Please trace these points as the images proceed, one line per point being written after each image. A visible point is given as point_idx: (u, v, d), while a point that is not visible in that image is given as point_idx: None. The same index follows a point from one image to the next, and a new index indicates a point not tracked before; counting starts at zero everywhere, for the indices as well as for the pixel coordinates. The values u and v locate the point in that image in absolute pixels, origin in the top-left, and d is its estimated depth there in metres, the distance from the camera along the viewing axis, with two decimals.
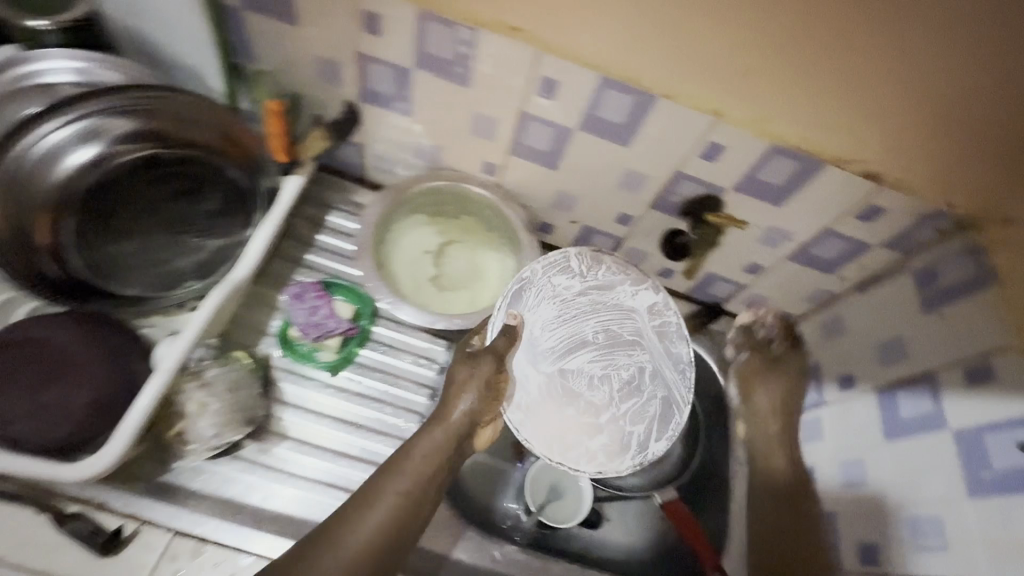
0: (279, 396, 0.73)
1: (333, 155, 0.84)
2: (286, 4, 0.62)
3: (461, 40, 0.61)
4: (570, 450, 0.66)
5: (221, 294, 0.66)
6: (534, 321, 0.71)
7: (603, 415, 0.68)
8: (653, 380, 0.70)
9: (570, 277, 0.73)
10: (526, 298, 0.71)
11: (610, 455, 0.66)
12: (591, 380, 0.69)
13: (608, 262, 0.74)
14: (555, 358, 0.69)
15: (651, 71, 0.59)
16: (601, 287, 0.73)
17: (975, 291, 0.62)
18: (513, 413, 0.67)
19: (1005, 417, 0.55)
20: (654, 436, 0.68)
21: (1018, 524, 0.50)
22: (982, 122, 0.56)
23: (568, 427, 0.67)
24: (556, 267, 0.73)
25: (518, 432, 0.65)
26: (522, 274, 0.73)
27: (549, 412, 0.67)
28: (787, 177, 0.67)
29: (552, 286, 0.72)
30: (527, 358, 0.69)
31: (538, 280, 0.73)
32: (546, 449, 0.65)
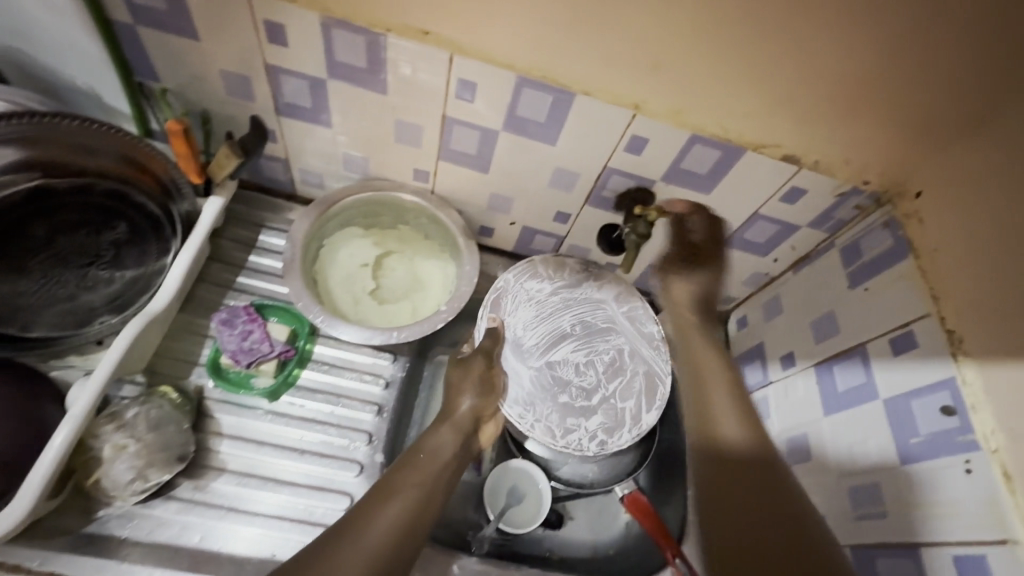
0: (214, 429, 0.69)
1: (258, 173, 0.81)
2: (185, 19, 0.60)
3: (370, 45, 0.60)
4: (571, 430, 0.77)
5: (139, 324, 0.64)
6: (516, 324, 0.82)
7: (594, 396, 0.78)
8: (633, 357, 0.80)
9: (541, 281, 0.84)
10: (505, 305, 0.82)
11: (609, 430, 0.76)
12: (577, 366, 0.80)
13: (570, 262, 0.85)
14: (541, 354, 0.80)
15: (564, 67, 0.59)
16: (569, 285, 0.84)
17: (894, 263, 0.64)
18: (511, 408, 0.77)
19: (927, 382, 0.56)
20: (644, 407, 0.77)
21: (947, 485, 0.52)
22: (882, 100, 0.58)
23: (564, 411, 0.77)
24: (527, 275, 0.84)
25: (520, 424, 0.75)
26: (497, 285, 0.84)
27: (544, 401, 0.78)
28: (711, 165, 0.68)
29: (527, 291, 0.83)
30: (516, 358, 0.80)
31: (514, 288, 0.83)
32: (547, 434, 0.76)
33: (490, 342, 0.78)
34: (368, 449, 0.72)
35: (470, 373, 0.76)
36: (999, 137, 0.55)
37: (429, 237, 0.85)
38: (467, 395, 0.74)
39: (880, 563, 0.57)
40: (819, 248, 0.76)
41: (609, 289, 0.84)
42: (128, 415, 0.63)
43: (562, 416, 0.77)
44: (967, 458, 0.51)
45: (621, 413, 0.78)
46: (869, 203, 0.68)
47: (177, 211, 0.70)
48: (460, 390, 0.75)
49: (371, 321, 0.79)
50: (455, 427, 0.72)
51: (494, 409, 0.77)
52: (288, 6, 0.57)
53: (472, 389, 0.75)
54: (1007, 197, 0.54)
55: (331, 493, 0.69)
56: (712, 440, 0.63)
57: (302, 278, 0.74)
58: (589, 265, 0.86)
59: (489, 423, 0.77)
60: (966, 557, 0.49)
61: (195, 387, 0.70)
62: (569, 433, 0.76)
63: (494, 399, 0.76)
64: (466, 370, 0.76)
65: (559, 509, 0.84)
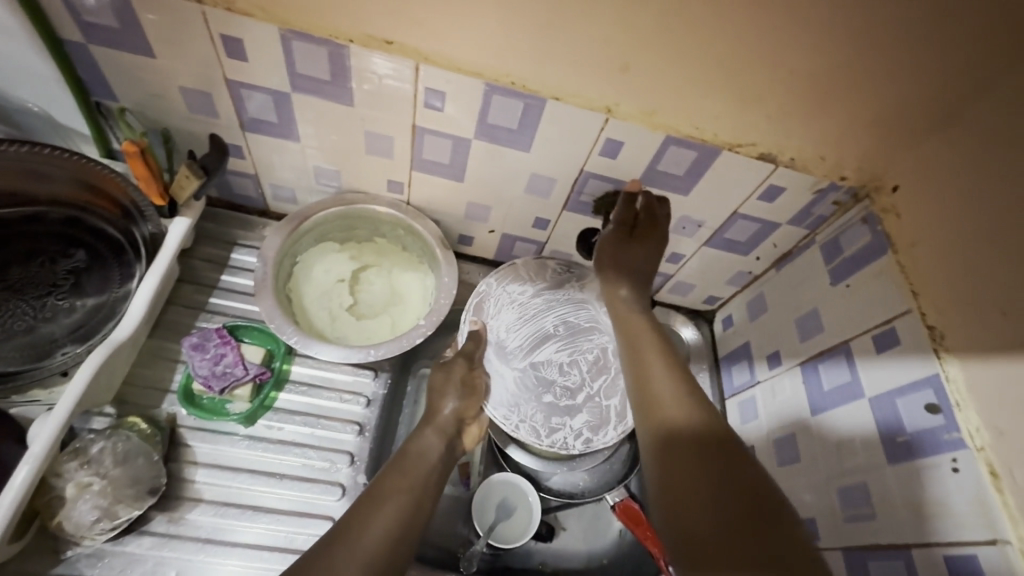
0: (189, 458, 0.67)
1: (227, 190, 0.79)
2: (139, 36, 0.58)
3: (333, 57, 0.58)
4: (556, 429, 0.76)
5: (100, 355, 0.62)
6: (500, 326, 0.80)
7: (579, 395, 0.77)
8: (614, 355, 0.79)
9: (523, 283, 0.83)
10: (488, 308, 0.81)
11: (594, 428, 0.76)
12: (563, 367, 0.79)
13: (549, 264, 0.84)
14: (525, 355, 0.79)
15: (532, 73, 0.58)
16: (551, 287, 0.83)
17: (875, 258, 0.63)
18: (496, 409, 0.76)
19: (912, 379, 0.55)
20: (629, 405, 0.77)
21: (934, 484, 0.51)
22: (854, 96, 0.57)
23: (549, 410, 0.76)
24: (509, 278, 0.83)
25: (505, 424, 0.74)
26: (479, 289, 0.82)
27: (529, 401, 0.77)
28: (687, 166, 0.67)
29: (509, 294, 0.82)
30: (499, 359, 0.79)
31: (496, 291, 0.82)
32: (533, 434, 0.75)
33: (472, 344, 0.77)
34: (350, 471, 0.70)
35: (451, 376, 0.74)
36: (973, 130, 0.55)
37: (407, 249, 0.83)
38: (449, 399, 0.73)
39: (872, 566, 0.56)
40: (801, 245, 0.75)
41: (592, 288, 0.82)
42: (94, 450, 0.61)
43: (547, 415, 0.76)
44: (953, 456, 0.50)
45: (605, 410, 0.77)
46: (847, 199, 0.68)
47: (138, 234, 0.67)
48: (443, 392, 0.73)
49: (349, 338, 0.77)
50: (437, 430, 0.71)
51: (477, 412, 0.75)
52: (244, 19, 0.55)
53: (454, 391, 0.74)
54: (983, 189, 0.53)
55: (312, 518, 0.67)
56: (659, 422, 0.58)
57: (274, 297, 0.72)
58: (568, 266, 0.84)
59: (474, 426, 0.75)
60: (956, 557, 0.49)
61: (167, 416, 0.68)
62: (554, 432, 0.75)
63: (476, 400, 0.75)
64: (447, 374, 0.75)
65: (550, 520, 0.83)
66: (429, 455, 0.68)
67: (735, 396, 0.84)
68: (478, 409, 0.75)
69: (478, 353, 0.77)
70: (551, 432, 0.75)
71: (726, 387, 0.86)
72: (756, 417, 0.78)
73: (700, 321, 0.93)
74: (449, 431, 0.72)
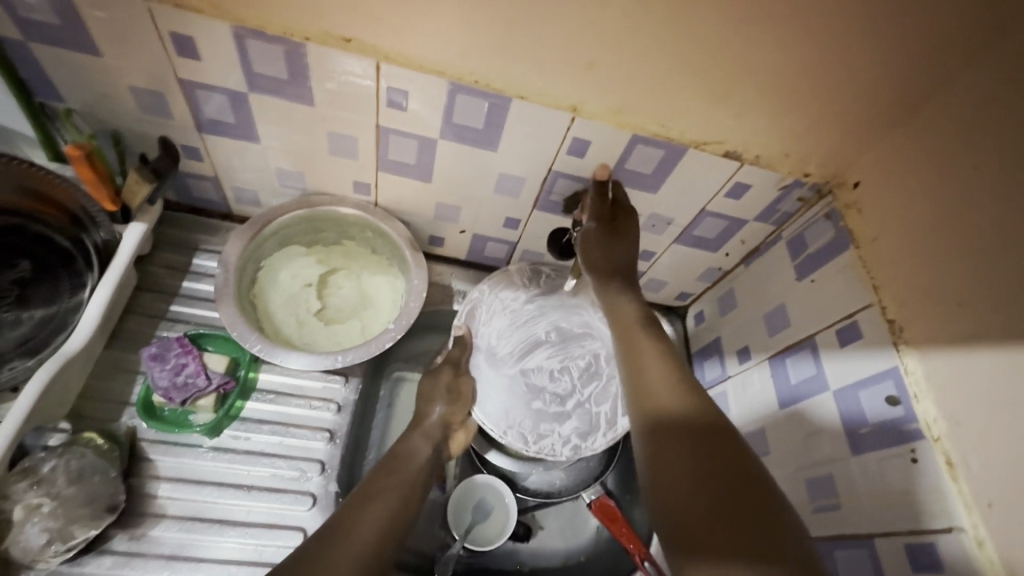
0: (152, 471, 0.65)
1: (187, 193, 0.76)
2: (83, 34, 0.55)
3: (290, 55, 0.57)
4: (545, 436, 0.75)
5: (49, 371, 0.59)
6: (491, 333, 0.79)
7: (570, 403, 0.77)
8: (605, 362, 0.78)
9: (516, 289, 0.81)
10: (479, 315, 0.79)
11: (583, 435, 0.75)
12: (553, 373, 0.78)
13: (543, 273, 0.83)
14: (516, 361, 0.78)
15: (496, 71, 0.57)
16: (545, 293, 0.81)
17: (837, 254, 0.65)
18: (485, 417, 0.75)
19: (873, 371, 0.57)
20: (618, 411, 0.76)
21: (894, 473, 0.53)
22: (816, 94, 0.58)
23: (539, 417, 0.76)
24: (501, 284, 0.81)
25: (494, 431, 0.74)
26: (471, 296, 0.81)
27: (519, 408, 0.76)
28: (655, 164, 0.67)
29: (502, 300, 0.80)
30: (489, 366, 0.78)
31: (488, 298, 0.80)
32: (522, 441, 0.74)
33: (459, 351, 0.78)
34: (321, 479, 0.69)
35: (437, 383, 0.76)
36: (929, 128, 0.56)
37: (377, 251, 0.81)
38: (436, 404, 0.74)
39: (838, 556, 0.57)
40: (768, 241, 0.76)
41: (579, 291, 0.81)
42: (45, 470, 0.58)
43: (538, 422, 0.75)
44: (913, 447, 0.51)
45: (595, 417, 0.76)
46: (811, 195, 0.69)
47: (90, 241, 0.65)
48: (431, 398, 0.75)
49: (318, 344, 0.75)
50: (425, 434, 0.73)
51: (464, 417, 0.76)
52: (194, 16, 0.53)
53: (442, 398, 0.75)
54: (939, 186, 0.55)
55: (282, 529, 0.65)
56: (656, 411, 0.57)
57: (237, 304, 0.70)
58: (559, 274, 0.83)
59: (460, 431, 0.76)
60: (916, 545, 0.50)
61: (126, 429, 0.66)
62: (543, 439, 0.75)
63: (463, 406, 0.76)
64: (433, 379, 0.76)
65: (528, 520, 0.82)
66: (417, 459, 0.69)
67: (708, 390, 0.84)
68: (465, 413, 0.76)
69: (464, 359, 0.78)
70: (539, 438, 0.74)
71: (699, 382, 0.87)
72: (727, 411, 0.79)
73: (673, 317, 0.94)
74: (437, 436, 0.73)
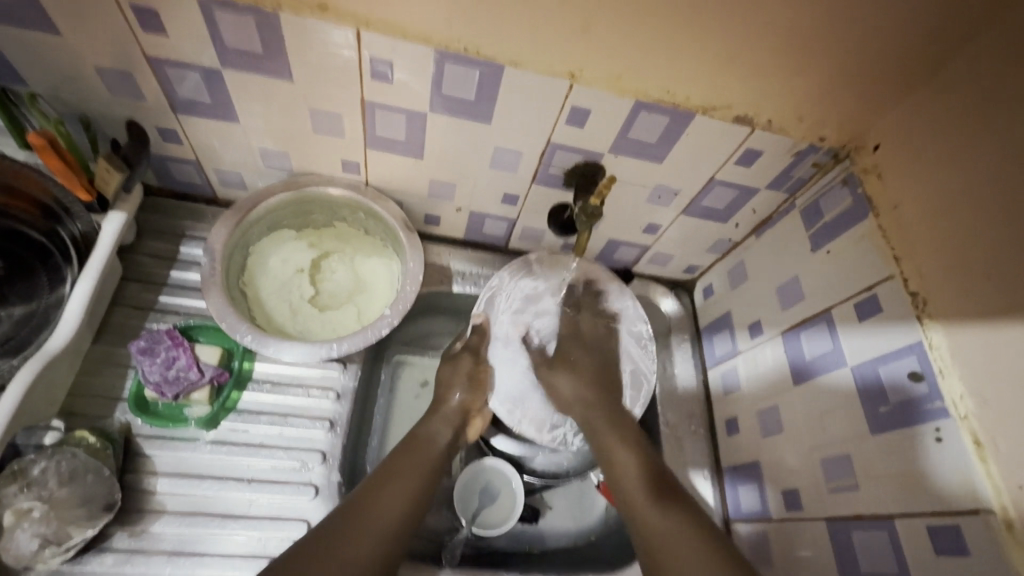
0: (149, 468, 0.64)
1: (168, 178, 0.73)
2: (35, 9, 0.51)
3: (261, 27, 0.52)
4: (556, 426, 0.74)
5: (33, 370, 0.57)
6: (510, 321, 0.76)
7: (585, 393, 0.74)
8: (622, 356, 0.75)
9: (536, 279, 0.77)
10: (498, 303, 0.76)
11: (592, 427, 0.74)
12: (570, 361, 0.73)
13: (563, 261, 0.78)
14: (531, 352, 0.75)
15: (486, 36, 0.52)
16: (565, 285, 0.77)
17: (856, 222, 0.61)
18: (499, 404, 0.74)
19: (893, 347, 0.54)
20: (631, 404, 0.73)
21: (916, 453, 0.50)
22: (835, 49, 0.53)
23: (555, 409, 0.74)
24: (521, 272, 0.77)
25: (507, 420, 0.73)
26: (490, 283, 0.77)
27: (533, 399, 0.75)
28: (660, 133, 0.62)
29: (522, 290, 0.76)
30: (506, 354, 0.75)
31: (508, 287, 0.76)
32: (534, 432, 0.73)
33: (478, 338, 0.75)
34: (323, 469, 0.67)
35: (459, 369, 0.74)
36: (961, 80, 0.52)
37: (370, 233, 0.78)
38: (456, 390, 0.72)
39: (855, 536, 0.55)
40: (780, 210, 0.72)
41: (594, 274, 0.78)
42: (35, 472, 0.57)
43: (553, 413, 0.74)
44: (937, 426, 0.49)
45: None
46: (827, 160, 0.64)
47: (66, 233, 0.62)
48: (450, 384, 0.73)
49: (312, 332, 0.73)
50: (446, 419, 0.71)
51: (482, 404, 0.74)
52: None
53: (462, 382, 0.73)
54: (970, 144, 0.50)
55: (286, 520, 0.64)
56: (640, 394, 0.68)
57: (225, 293, 0.67)
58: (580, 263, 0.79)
59: (478, 417, 0.74)
60: (939, 527, 0.48)
61: (120, 426, 0.64)
62: (555, 429, 0.74)
63: (483, 394, 0.74)
64: (455, 367, 0.74)
65: (536, 501, 0.82)
66: (437, 444, 0.68)
67: (717, 366, 0.82)
68: (483, 402, 0.74)
69: (485, 347, 0.75)
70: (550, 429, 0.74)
71: (708, 358, 0.85)
72: (737, 387, 0.77)
73: (681, 291, 0.91)
74: (457, 421, 0.71)
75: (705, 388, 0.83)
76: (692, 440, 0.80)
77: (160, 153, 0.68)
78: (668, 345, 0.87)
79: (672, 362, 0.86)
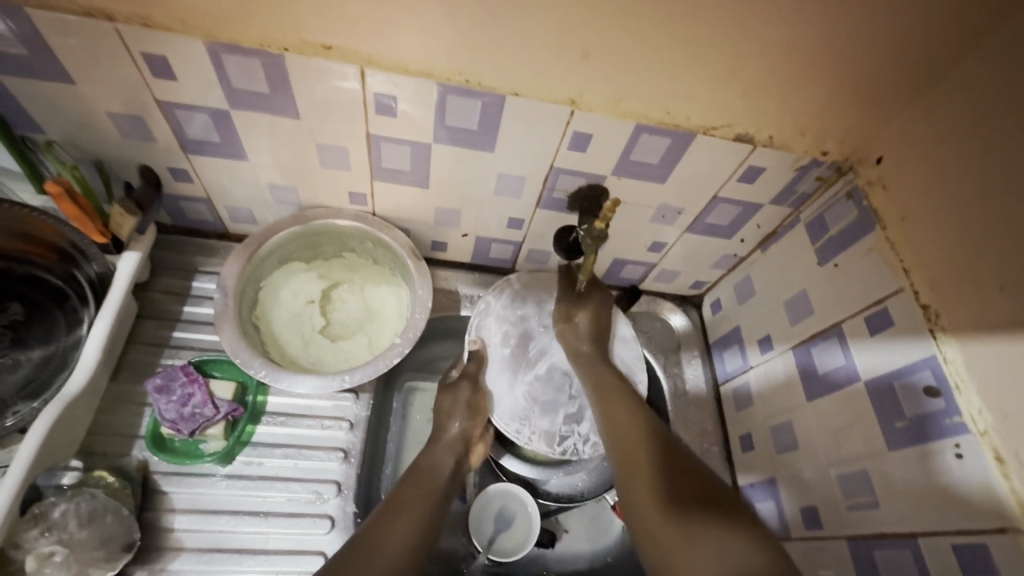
0: (167, 505, 0.64)
1: (180, 216, 0.74)
2: (52, 61, 0.53)
3: (268, 68, 0.54)
4: (566, 437, 0.73)
5: (53, 412, 0.58)
6: (503, 342, 0.76)
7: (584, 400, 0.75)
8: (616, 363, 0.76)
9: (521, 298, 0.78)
10: (488, 325, 0.77)
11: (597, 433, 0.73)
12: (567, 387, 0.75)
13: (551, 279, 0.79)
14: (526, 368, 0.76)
15: (488, 69, 0.54)
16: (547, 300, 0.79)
17: (862, 236, 0.61)
18: (503, 423, 0.73)
19: (907, 361, 0.53)
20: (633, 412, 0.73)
21: (936, 469, 0.50)
22: (828, 67, 0.54)
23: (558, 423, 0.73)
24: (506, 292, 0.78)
25: (518, 439, 0.72)
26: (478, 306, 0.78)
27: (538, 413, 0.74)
28: (661, 154, 0.63)
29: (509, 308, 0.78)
30: (502, 376, 0.75)
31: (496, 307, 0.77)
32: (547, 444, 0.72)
33: (476, 366, 0.75)
34: (339, 500, 0.67)
35: (458, 398, 0.74)
36: (960, 93, 0.52)
37: (378, 261, 0.79)
38: (456, 419, 0.73)
39: (878, 555, 0.54)
40: (785, 224, 0.72)
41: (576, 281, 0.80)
42: (55, 516, 0.57)
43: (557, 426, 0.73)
44: (957, 442, 0.48)
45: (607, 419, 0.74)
46: (830, 173, 0.65)
47: (83, 275, 0.64)
48: (450, 414, 0.74)
49: (324, 362, 0.73)
50: (447, 448, 0.72)
51: (483, 429, 0.75)
52: (165, 35, 0.51)
53: (462, 412, 0.74)
54: (974, 155, 0.51)
55: (302, 554, 0.64)
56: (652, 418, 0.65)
57: (238, 328, 0.67)
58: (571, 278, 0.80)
59: (480, 445, 0.75)
60: (965, 544, 0.47)
61: (137, 464, 0.64)
62: (565, 440, 0.73)
63: (483, 419, 0.74)
64: (455, 395, 0.74)
65: (552, 524, 0.81)
66: (440, 473, 0.68)
67: (729, 381, 0.82)
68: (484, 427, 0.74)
69: (482, 374, 0.75)
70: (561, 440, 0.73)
71: (719, 373, 0.84)
72: (750, 403, 0.76)
73: (689, 307, 0.91)
74: (460, 449, 0.72)
75: (717, 404, 0.83)
76: (707, 457, 0.79)
77: (172, 192, 0.70)
78: (678, 361, 0.87)
79: (684, 379, 0.85)
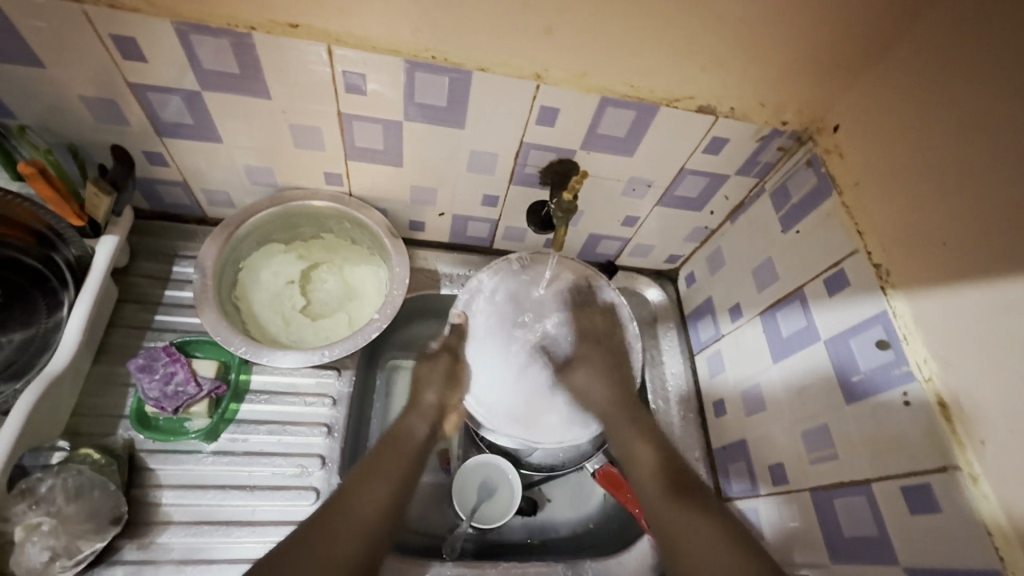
0: (155, 481, 0.65)
1: (158, 200, 0.75)
2: (21, 44, 0.54)
3: (237, 48, 0.55)
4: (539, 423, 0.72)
5: (35, 391, 0.59)
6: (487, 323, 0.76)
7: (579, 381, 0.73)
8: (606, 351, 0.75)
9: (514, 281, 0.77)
10: (476, 302, 0.76)
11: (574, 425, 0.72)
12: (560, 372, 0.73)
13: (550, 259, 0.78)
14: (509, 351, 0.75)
15: (454, 45, 0.55)
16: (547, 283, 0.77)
17: (821, 201, 0.63)
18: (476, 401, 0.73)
19: (859, 320, 0.56)
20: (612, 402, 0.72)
21: (887, 420, 0.52)
22: (782, 37, 0.55)
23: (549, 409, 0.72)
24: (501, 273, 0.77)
25: (484, 418, 0.72)
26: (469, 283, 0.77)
27: (516, 395, 0.73)
28: (628, 127, 0.64)
29: (503, 289, 0.77)
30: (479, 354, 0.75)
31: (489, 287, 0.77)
32: (513, 429, 0.71)
33: (456, 338, 0.75)
34: (323, 473, 0.69)
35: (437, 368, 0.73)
36: (908, 56, 0.54)
37: (357, 241, 0.80)
38: (430, 390, 0.71)
39: (837, 503, 0.57)
40: (751, 194, 0.75)
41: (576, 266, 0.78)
42: (42, 490, 0.58)
43: (547, 413, 0.72)
44: (905, 391, 0.51)
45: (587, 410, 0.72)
46: (791, 143, 0.67)
47: (62, 258, 0.65)
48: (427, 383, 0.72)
49: (306, 340, 0.75)
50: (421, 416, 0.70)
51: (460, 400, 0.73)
52: (133, 16, 0.51)
53: (438, 381, 0.72)
54: (923, 117, 0.52)
55: (288, 524, 0.66)
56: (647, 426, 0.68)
57: (218, 308, 0.69)
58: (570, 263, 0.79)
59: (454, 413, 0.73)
60: (912, 486, 0.50)
61: (124, 442, 0.66)
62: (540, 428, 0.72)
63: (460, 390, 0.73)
64: (433, 365, 0.73)
65: (535, 494, 0.83)
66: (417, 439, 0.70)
67: (703, 351, 0.84)
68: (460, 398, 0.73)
69: (462, 348, 0.75)
70: (532, 427, 0.72)
71: (694, 344, 0.86)
72: (722, 370, 0.79)
73: (664, 281, 0.93)
74: (433, 417, 0.71)
75: (692, 373, 0.85)
76: (683, 423, 0.82)
77: (149, 176, 0.71)
78: (655, 333, 0.89)
79: (660, 352, 0.88)
